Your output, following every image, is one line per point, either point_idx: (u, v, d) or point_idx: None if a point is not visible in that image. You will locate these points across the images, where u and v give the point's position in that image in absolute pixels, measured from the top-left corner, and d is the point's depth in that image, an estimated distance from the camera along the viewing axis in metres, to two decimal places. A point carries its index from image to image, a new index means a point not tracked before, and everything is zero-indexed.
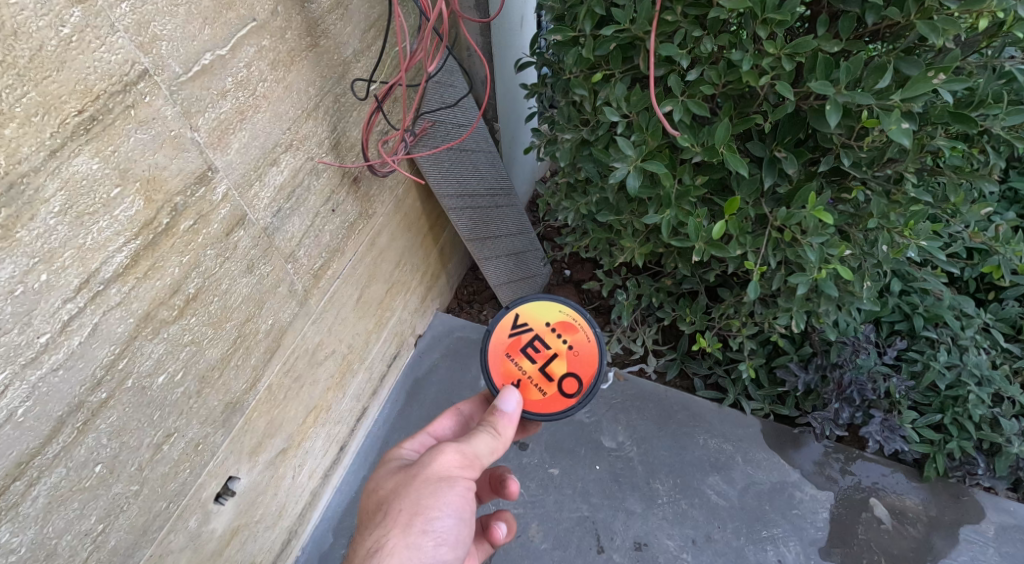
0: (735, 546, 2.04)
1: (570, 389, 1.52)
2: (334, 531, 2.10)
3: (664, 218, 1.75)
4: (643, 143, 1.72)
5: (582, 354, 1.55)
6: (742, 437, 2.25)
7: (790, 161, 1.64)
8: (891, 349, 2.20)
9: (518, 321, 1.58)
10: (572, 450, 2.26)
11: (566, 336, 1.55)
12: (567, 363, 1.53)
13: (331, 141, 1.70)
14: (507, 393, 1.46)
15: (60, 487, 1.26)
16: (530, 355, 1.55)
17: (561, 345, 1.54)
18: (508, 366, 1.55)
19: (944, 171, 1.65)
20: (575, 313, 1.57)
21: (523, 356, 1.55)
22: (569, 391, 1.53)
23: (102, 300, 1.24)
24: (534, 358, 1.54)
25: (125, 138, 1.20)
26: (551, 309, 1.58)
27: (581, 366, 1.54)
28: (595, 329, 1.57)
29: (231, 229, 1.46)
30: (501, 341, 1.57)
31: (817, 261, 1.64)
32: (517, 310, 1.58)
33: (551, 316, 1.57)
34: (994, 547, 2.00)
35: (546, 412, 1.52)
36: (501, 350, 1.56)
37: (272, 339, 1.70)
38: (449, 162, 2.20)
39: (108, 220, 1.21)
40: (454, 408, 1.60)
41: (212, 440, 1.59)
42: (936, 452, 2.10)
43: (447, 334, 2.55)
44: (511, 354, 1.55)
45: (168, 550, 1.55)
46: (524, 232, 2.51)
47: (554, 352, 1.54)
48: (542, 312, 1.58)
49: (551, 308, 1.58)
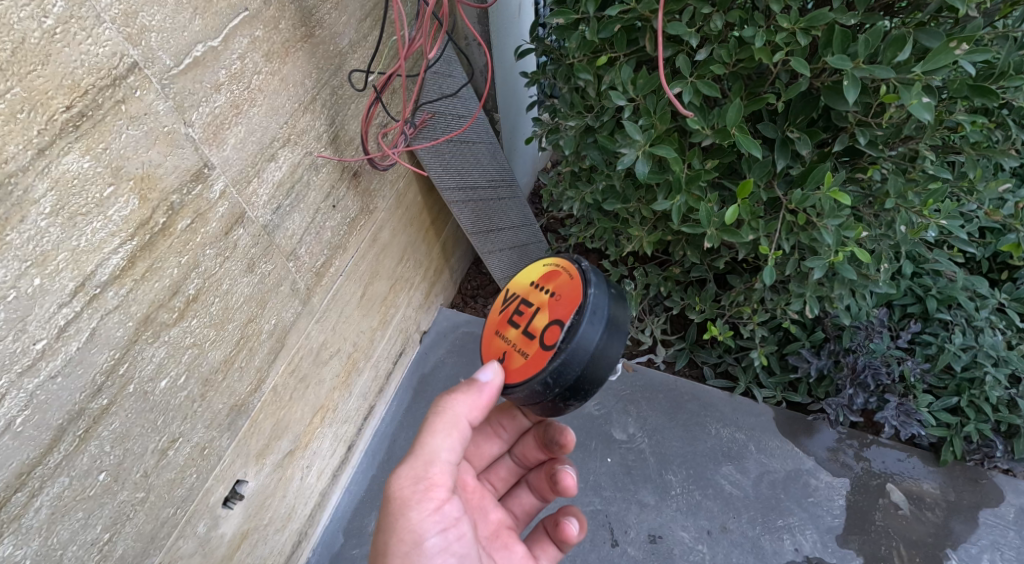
0: (751, 536, 2.01)
1: (550, 339, 1.34)
2: (344, 532, 2.07)
3: (675, 204, 1.71)
4: (651, 127, 1.68)
5: (564, 298, 1.37)
6: (754, 426, 2.21)
7: (803, 143, 1.61)
8: (904, 334, 2.15)
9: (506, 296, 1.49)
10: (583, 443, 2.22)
11: (549, 286, 1.41)
12: (548, 313, 1.38)
13: (329, 136, 1.66)
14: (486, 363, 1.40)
15: (63, 497, 1.23)
16: (515, 320, 1.43)
17: (543, 296, 1.41)
18: (495, 342, 1.45)
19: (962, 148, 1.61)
20: (560, 261, 1.44)
21: (508, 325, 1.44)
22: (548, 341, 1.34)
23: (99, 303, 1.20)
24: (518, 323, 1.42)
25: (116, 135, 1.16)
26: (535, 268, 1.48)
27: (563, 310, 1.36)
28: (580, 267, 1.40)
29: (230, 227, 1.43)
30: (493, 319, 1.49)
31: (834, 243, 1.59)
32: (506, 286, 1.51)
33: (535, 274, 1.47)
34: (1015, 531, 1.97)
35: (527, 374, 1.35)
36: (492, 327, 1.48)
37: (275, 339, 1.67)
38: (450, 154, 2.17)
39: (102, 220, 1.17)
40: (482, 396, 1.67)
41: (218, 444, 1.56)
42: (953, 435, 2.07)
43: (453, 330, 2.51)
44: (498, 327, 1.46)
45: (177, 557, 1.52)
46: (527, 224, 2.47)
47: (536, 307, 1.41)
48: (527, 275, 1.48)
49: (537, 266, 1.48)
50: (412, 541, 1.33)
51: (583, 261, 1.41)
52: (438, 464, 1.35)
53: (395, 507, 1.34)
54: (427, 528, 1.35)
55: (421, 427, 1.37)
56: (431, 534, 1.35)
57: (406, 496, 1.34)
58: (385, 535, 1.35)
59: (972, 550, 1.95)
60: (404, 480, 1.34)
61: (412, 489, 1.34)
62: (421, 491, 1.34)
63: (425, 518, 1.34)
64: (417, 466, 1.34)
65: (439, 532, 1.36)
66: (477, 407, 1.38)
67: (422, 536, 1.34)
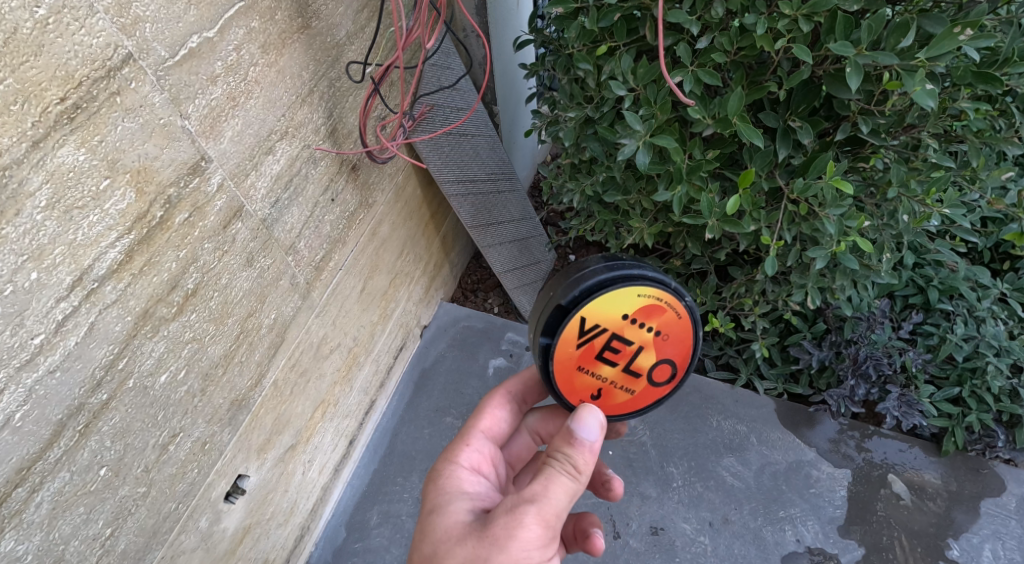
0: (752, 527, 2.01)
1: (660, 378, 1.30)
2: (346, 526, 2.07)
3: (676, 195, 1.70)
4: (652, 117, 1.67)
5: (674, 335, 1.26)
6: (755, 418, 2.21)
7: (806, 132, 1.60)
8: (906, 324, 2.16)
9: (585, 326, 1.23)
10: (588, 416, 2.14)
11: (652, 323, 1.24)
12: (657, 353, 1.26)
13: (327, 128, 1.65)
14: (589, 417, 1.22)
15: (64, 492, 1.22)
16: (610, 358, 1.26)
17: (648, 336, 1.24)
18: (582, 378, 1.27)
19: (965, 136, 1.60)
20: (662, 292, 1.22)
21: (602, 362, 1.26)
22: (658, 380, 1.30)
23: (97, 298, 1.19)
24: (615, 361, 1.26)
25: (112, 127, 1.15)
26: (628, 298, 1.21)
27: (674, 349, 1.27)
28: (686, 302, 1.25)
29: (228, 221, 1.42)
30: (568, 353, 1.25)
31: (837, 234, 1.58)
32: (582, 312, 1.21)
33: (626, 305, 1.22)
34: (1016, 520, 1.97)
35: (632, 410, 1.33)
36: (571, 362, 1.26)
37: (275, 334, 1.66)
38: (449, 146, 2.15)
39: (99, 214, 1.16)
40: (505, 394, 1.50)
41: (219, 439, 1.56)
42: (954, 426, 2.06)
43: (453, 324, 2.51)
44: (584, 365, 1.26)
45: (180, 551, 1.52)
46: (527, 217, 2.46)
47: (640, 347, 1.25)
48: (618, 302, 1.21)
49: (625, 292, 1.21)
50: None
51: (669, 279, 1.23)
52: (563, 517, 1.20)
53: (513, 549, 1.15)
54: None
55: (548, 470, 1.21)
56: None
57: (532, 542, 1.16)
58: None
59: (974, 540, 1.95)
60: (536, 518, 1.16)
61: (540, 532, 1.16)
62: (544, 538, 1.17)
63: (542, 560, 1.17)
64: (548, 512, 1.17)
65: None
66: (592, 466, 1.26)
67: None
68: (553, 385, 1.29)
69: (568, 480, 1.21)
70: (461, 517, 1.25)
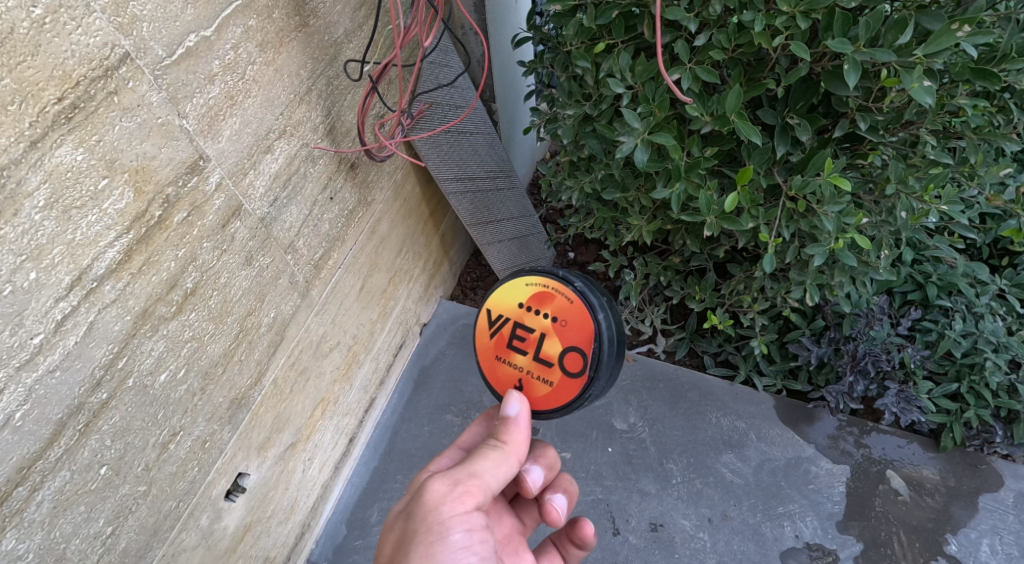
0: (751, 523, 2.01)
1: (574, 369, 1.33)
2: (347, 523, 2.07)
3: (674, 193, 1.70)
4: (651, 115, 1.67)
5: (572, 321, 1.33)
6: (755, 414, 2.21)
7: (803, 129, 1.59)
8: (906, 320, 2.16)
9: (492, 318, 1.41)
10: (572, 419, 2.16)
11: (545, 309, 1.36)
12: (559, 340, 1.34)
13: (326, 127, 1.65)
14: (509, 395, 1.33)
15: (65, 491, 1.23)
16: (519, 347, 1.38)
17: (544, 322, 1.35)
18: (503, 370, 1.40)
19: (963, 133, 1.60)
20: (546, 279, 1.36)
21: (512, 352, 1.39)
22: (572, 370, 1.33)
23: (97, 297, 1.19)
24: (524, 350, 1.37)
25: (110, 126, 1.15)
26: (518, 287, 1.39)
27: (575, 335, 1.33)
28: (574, 286, 1.34)
29: (227, 220, 1.42)
30: (486, 345, 1.42)
31: (835, 231, 1.59)
32: (488, 305, 1.42)
33: (521, 294, 1.39)
34: (1014, 515, 1.97)
35: (559, 404, 1.35)
36: (489, 353, 1.42)
37: (275, 333, 1.66)
38: (447, 144, 2.15)
39: (98, 213, 1.16)
40: (485, 416, 1.45)
41: (220, 437, 1.56)
42: (953, 422, 2.07)
43: (453, 322, 2.51)
44: (499, 355, 1.40)
45: (181, 549, 1.53)
46: (526, 215, 2.46)
47: (540, 334, 1.35)
48: (510, 295, 1.40)
49: (520, 282, 1.39)
50: (430, 538, 1.21)
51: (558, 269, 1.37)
52: (482, 480, 1.25)
53: (426, 504, 1.23)
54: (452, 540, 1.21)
55: (476, 447, 1.30)
56: (452, 532, 1.22)
57: (443, 496, 1.23)
58: (410, 529, 1.23)
59: (971, 535, 1.95)
60: (443, 479, 1.24)
61: (448, 491, 1.23)
62: (452, 496, 1.23)
63: (453, 517, 1.22)
64: (460, 472, 1.25)
65: (464, 532, 1.22)
66: (523, 445, 1.31)
67: (444, 531, 1.21)
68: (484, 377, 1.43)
69: (488, 450, 1.28)
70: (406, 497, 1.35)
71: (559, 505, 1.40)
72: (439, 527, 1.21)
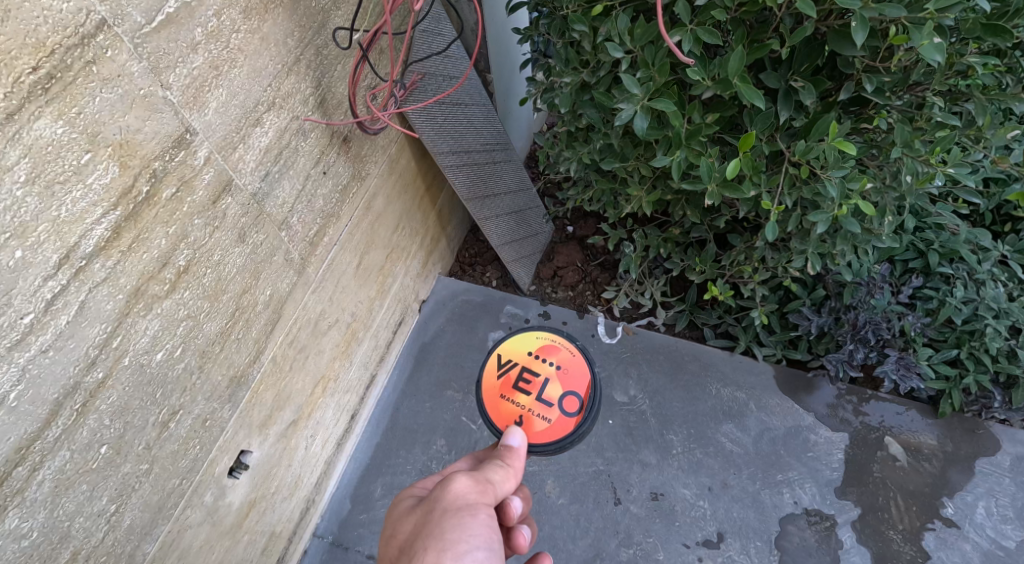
0: (751, 490, 2.01)
1: (571, 409, 1.57)
2: (351, 498, 2.08)
3: (675, 160, 1.67)
4: (650, 80, 1.62)
5: (574, 369, 1.62)
6: (754, 384, 2.20)
7: (807, 92, 1.55)
8: (906, 288, 2.14)
9: (502, 363, 1.64)
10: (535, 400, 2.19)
11: (551, 358, 1.63)
12: (562, 384, 1.58)
13: (316, 98, 1.60)
14: (512, 429, 1.43)
15: (66, 470, 1.21)
16: (524, 388, 1.59)
17: (550, 369, 1.60)
18: (505, 406, 1.58)
19: (972, 94, 1.57)
20: (554, 337, 1.68)
21: (517, 392, 1.59)
22: (569, 409, 1.56)
23: (87, 276, 1.17)
24: (528, 390, 1.58)
25: (89, 98, 1.11)
26: (529, 340, 1.68)
27: (575, 383, 1.60)
28: (575, 344, 1.68)
29: (217, 196, 1.38)
30: (492, 384, 1.63)
31: (838, 196, 1.56)
32: (499, 353, 1.66)
33: (529, 346, 1.67)
34: (1010, 478, 1.98)
35: (553, 438, 1.54)
36: (495, 393, 1.61)
37: (272, 310, 1.64)
38: (442, 117, 2.11)
39: (82, 189, 1.13)
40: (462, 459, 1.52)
41: (220, 416, 1.54)
42: (952, 388, 2.06)
43: (452, 298, 2.49)
44: (505, 393, 1.60)
45: (187, 526, 1.52)
46: (523, 189, 2.46)
47: (545, 377, 1.59)
48: (521, 345, 1.67)
49: (530, 338, 1.69)
50: (462, 514, 1.22)
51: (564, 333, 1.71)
52: (496, 489, 1.30)
53: (451, 494, 1.25)
54: (483, 520, 1.22)
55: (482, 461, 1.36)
56: (479, 515, 1.23)
57: (468, 488, 1.26)
58: (434, 513, 1.23)
59: (968, 498, 1.96)
60: (467, 475, 1.28)
61: (472, 486, 1.26)
62: (477, 489, 1.26)
63: (479, 504, 1.25)
64: (478, 473, 1.30)
65: (490, 516, 1.24)
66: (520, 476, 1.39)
67: (472, 513, 1.22)
68: (485, 413, 1.59)
69: (497, 465, 1.35)
70: (409, 505, 1.33)
71: (527, 533, 1.40)
72: (467, 510, 1.23)
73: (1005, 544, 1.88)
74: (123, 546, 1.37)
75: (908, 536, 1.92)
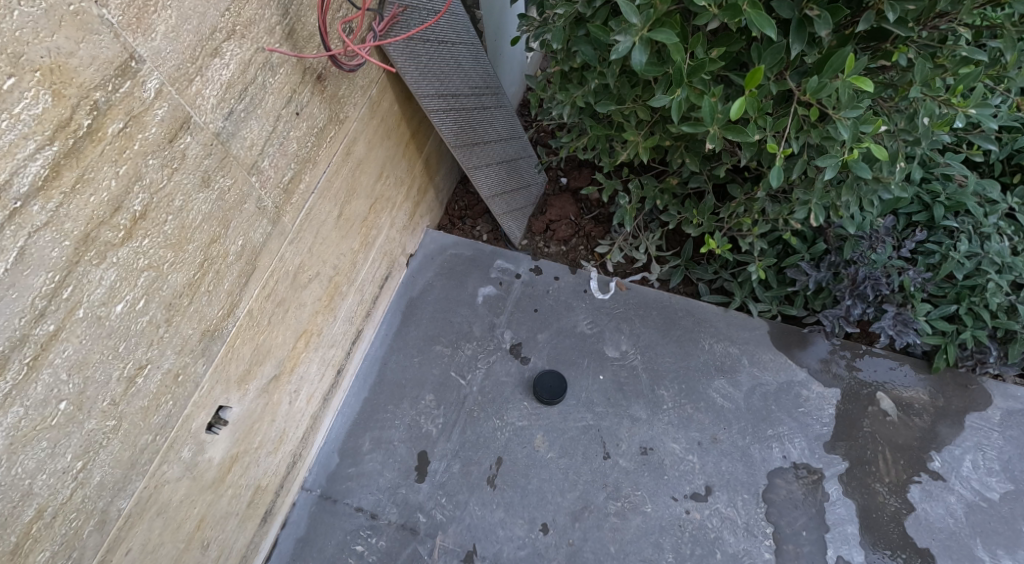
0: (741, 445, 1.96)
1: None
2: (339, 452, 2.01)
3: (675, 99, 1.56)
4: (651, 5, 1.48)
5: None
6: (749, 339, 2.13)
7: (824, 22, 1.42)
8: (910, 242, 2.03)
9: None
10: (502, 326, 2.20)
11: None
12: None
13: (284, 28, 1.47)
14: None
15: (21, 427, 1.12)
16: None
17: None
18: None
19: (1004, 25, 1.49)
20: None
21: None
22: None
23: (25, 218, 1.07)
24: None
25: (7, 13, 1.00)
26: None
27: None
28: None
29: (174, 134, 1.27)
30: None
31: (850, 138, 1.48)
32: None
33: None
34: (999, 432, 1.93)
35: None
36: None
37: (245, 261, 1.53)
38: (427, 56, 1.97)
39: (7, 118, 1.02)
40: None
41: (194, 370, 1.45)
42: (948, 343, 1.99)
43: (440, 252, 2.39)
44: None
45: (164, 482, 1.45)
46: (513, 136, 2.35)
47: None
48: None
49: None
50: None
51: None
52: None
53: None
54: None
55: None
56: None
57: None
58: None
59: (955, 451, 1.91)
60: None
61: None
62: None
63: None
64: None
65: None
66: None
67: None
68: None
69: None
70: None
71: None
72: None
73: (989, 495, 1.84)
74: (94, 503, 1.29)
75: (893, 489, 1.87)
